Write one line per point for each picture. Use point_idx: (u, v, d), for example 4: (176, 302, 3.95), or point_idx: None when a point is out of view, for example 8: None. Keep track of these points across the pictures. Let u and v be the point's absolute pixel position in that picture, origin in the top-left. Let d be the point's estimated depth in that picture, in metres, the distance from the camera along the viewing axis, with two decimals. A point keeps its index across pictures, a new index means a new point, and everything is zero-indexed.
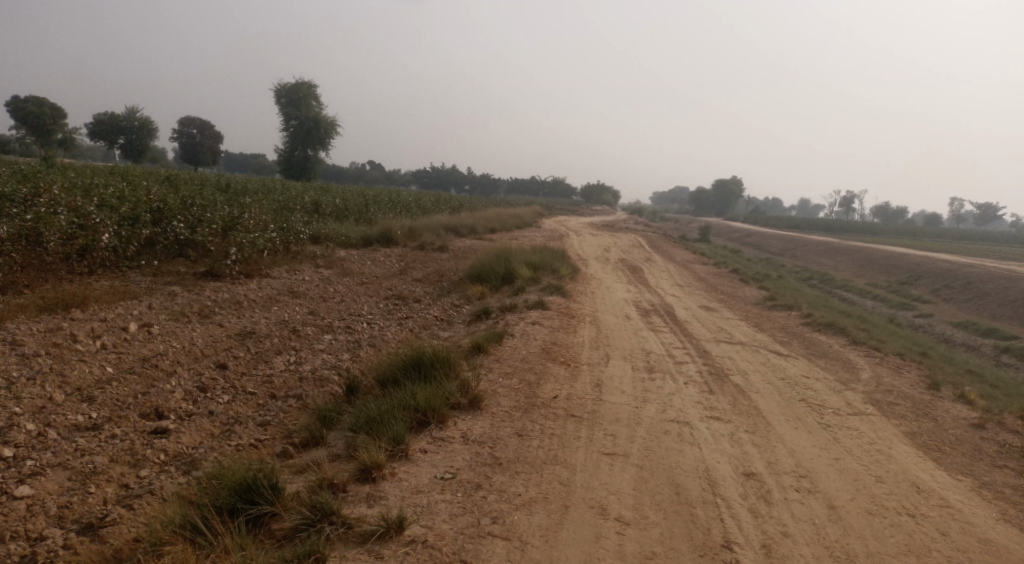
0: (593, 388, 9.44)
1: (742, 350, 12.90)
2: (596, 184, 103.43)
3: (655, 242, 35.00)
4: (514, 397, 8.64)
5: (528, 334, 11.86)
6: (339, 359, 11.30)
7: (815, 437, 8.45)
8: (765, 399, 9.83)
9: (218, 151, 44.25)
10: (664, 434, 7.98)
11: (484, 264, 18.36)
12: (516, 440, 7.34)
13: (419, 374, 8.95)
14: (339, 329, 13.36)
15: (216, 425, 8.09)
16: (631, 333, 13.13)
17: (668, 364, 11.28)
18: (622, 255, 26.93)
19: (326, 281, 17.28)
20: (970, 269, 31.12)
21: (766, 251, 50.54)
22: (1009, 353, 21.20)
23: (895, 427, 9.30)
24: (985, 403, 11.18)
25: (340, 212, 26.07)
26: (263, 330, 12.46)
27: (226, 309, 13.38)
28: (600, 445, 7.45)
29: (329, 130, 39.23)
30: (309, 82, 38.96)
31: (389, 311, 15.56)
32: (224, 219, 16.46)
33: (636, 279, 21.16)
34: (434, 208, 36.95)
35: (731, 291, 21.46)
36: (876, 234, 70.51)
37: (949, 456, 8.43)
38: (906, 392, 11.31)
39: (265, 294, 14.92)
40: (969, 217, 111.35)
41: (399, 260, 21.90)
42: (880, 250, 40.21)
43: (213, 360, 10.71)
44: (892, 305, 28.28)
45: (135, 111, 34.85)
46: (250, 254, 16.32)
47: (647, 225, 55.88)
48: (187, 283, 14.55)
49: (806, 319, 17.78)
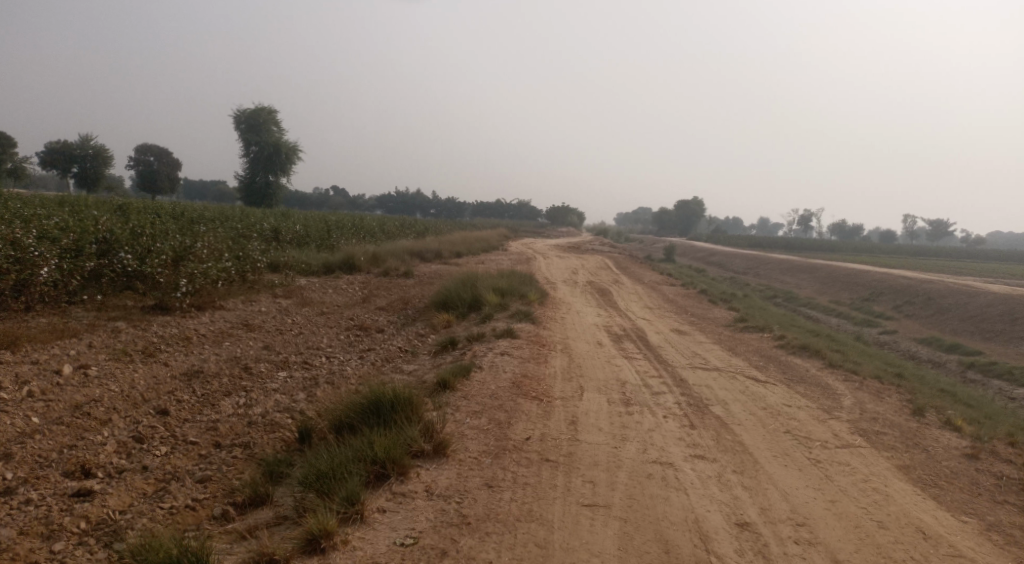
0: (568, 426, 8.73)
1: (719, 377, 12.33)
2: (561, 207, 103.58)
3: (622, 263, 34.58)
4: (483, 440, 7.92)
5: (496, 366, 11.15)
6: (293, 400, 10.46)
7: (807, 475, 7.88)
8: (750, 433, 9.22)
9: (177, 178, 42.99)
10: (647, 478, 7.32)
11: (449, 291, 17.62)
12: (486, 493, 6.61)
13: (379, 419, 8.15)
14: (295, 365, 12.53)
15: (148, 483, 7.25)
16: (604, 362, 12.48)
17: (644, 395, 10.66)
18: (590, 277, 26.39)
19: (283, 311, 16.43)
20: (931, 285, 31.18)
21: (730, 270, 50.56)
22: (975, 369, 21.01)
23: (888, 461, 8.76)
24: (973, 429, 10.73)
25: (301, 238, 25.20)
26: (211, 368, 11.58)
27: (173, 346, 12.47)
28: (579, 495, 6.75)
29: (291, 156, 38.31)
30: (268, 108, 38.05)
31: (350, 343, 14.74)
32: (174, 249, 15.52)
33: (605, 302, 20.61)
34: (398, 232, 36.22)
35: (701, 313, 20.97)
36: (834, 252, 71.21)
37: (948, 493, 7.89)
38: (892, 420, 10.80)
39: (217, 328, 14.04)
40: (923, 233, 113.42)
41: (361, 287, 21.09)
42: (841, 267, 40.32)
43: (153, 405, 9.83)
44: (857, 322, 28.12)
45: (89, 139, 33.54)
46: (202, 285, 15.39)
47: (611, 245, 55.55)
48: (133, 318, 13.59)
49: (779, 341, 17.31)
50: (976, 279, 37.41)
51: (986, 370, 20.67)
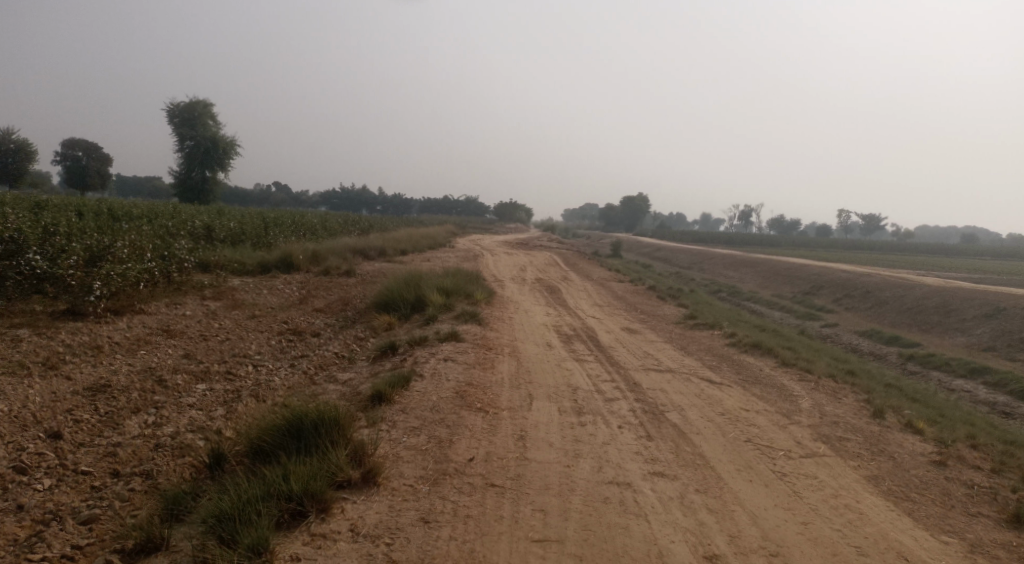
0: (516, 442, 7.92)
1: (673, 380, 11.65)
2: (508, 203, 103.24)
3: (570, 259, 33.97)
4: (420, 464, 7.03)
5: (439, 374, 10.25)
6: (210, 417, 9.52)
7: (775, 491, 7.28)
8: (711, 444, 8.55)
9: (107, 174, 40.71)
10: (604, 503, 6.57)
11: (391, 291, 16.64)
12: (421, 532, 5.87)
13: (299, 442, 7.19)
14: (218, 375, 11.44)
15: (21, 527, 6.42)
16: (552, 366, 11.68)
17: (597, 402, 9.89)
18: (538, 274, 25.66)
19: (210, 315, 15.21)
20: (868, 278, 31.39)
21: (675, 265, 50.63)
22: (915, 361, 20.92)
23: (857, 471, 8.20)
24: (934, 432, 10.28)
25: (236, 236, 23.80)
26: (120, 382, 10.41)
27: (80, 356, 11.22)
28: (527, 528, 6.05)
29: (228, 150, 36.60)
30: (205, 101, 36.35)
31: (282, 349, 13.67)
32: (90, 248, 14.08)
33: (553, 300, 19.92)
34: (341, 229, 34.93)
35: (650, 310, 20.40)
36: (771, 246, 72.25)
37: (924, 507, 7.34)
38: (853, 424, 10.26)
39: (134, 335, 12.76)
40: (856, 228, 116.17)
41: (299, 287, 19.93)
42: (781, 261, 40.58)
43: (46, 428, 8.71)
44: (799, 316, 28.06)
45: (10, 132, 31.34)
46: (121, 288, 14.02)
47: (557, 242, 55.03)
48: (40, 324, 12.23)
49: (730, 338, 16.80)
50: (909, 272, 38.03)
51: (925, 362, 20.63)
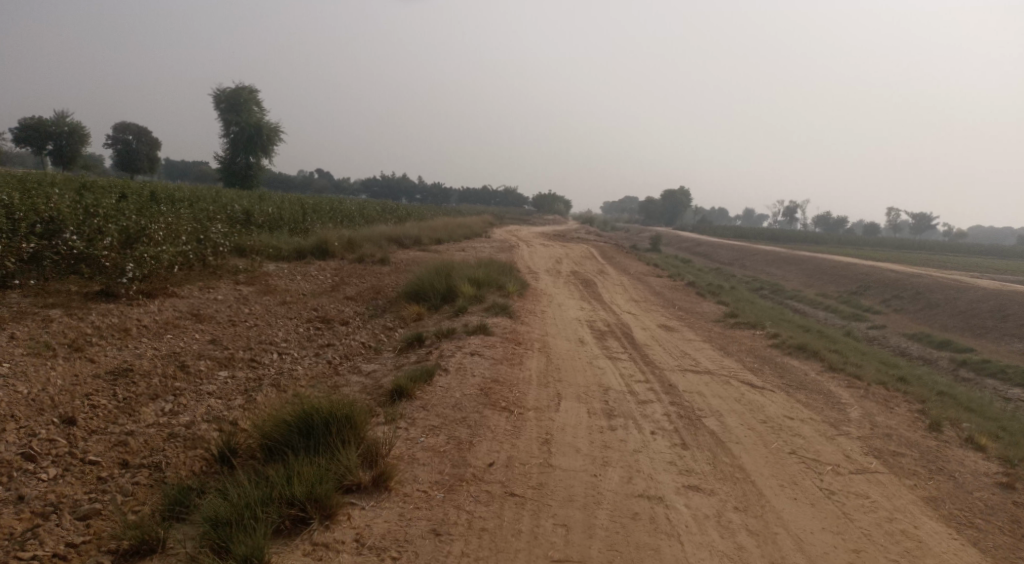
0: (541, 447, 7.41)
1: (711, 383, 11.01)
2: (548, 196, 102.53)
3: (608, 253, 33.24)
4: (437, 468, 6.57)
5: (464, 369, 9.78)
6: (228, 408, 9.22)
7: (822, 510, 6.67)
8: (751, 455, 7.93)
9: (156, 158, 41.06)
10: (634, 519, 6.04)
11: (422, 280, 16.24)
12: (431, 545, 5.41)
13: (311, 441, 6.76)
14: (241, 363, 11.13)
15: (19, 519, 6.13)
16: (584, 364, 11.13)
17: (630, 405, 9.32)
18: (574, 267, 25.04)
19: (241, 300, 14.97)
20: (919, 279, 30.11)
21: (716, 261, 49.48)
22: (968, 367, 19.86)
23: (913, 490, 7.52)
24: (997, 449, 9.49)
25: (274, 221, 23.65)
26: (142, 366, 10.14)
27: (106, 338, 10.99)
28: (547, 546, 5.56)
29: (272, 136, 36.60)
30: (250, 87, 36.39)
31: (308, 337, 13.35)
32: (127, 230, 13.87)
33: (589, 294, 19.33)
34: (378, 216, 34.69)
35: (688, 307, 19.68)
36: (816, 244, 70.48)
37: (990, 535, 6.66)
38: (906, 437, 9.52)
39: (163, 318, 12.52)
40: (905, 226, 112.80)
41: (332, 274, 19.65)
42: (827, 259, 39.25)
43: (61, 413, 8.45)
44: (844, 317, 26.97)
45: (65, 116, 31.73)
46: (154, 270, 13.75)
47: (596, 235, 54.24)
48: (73, 305, 12.02)
49: (772, 339, 16.03)
50: (961, 274, 36.46)
51: (979, 368, 19.56)
